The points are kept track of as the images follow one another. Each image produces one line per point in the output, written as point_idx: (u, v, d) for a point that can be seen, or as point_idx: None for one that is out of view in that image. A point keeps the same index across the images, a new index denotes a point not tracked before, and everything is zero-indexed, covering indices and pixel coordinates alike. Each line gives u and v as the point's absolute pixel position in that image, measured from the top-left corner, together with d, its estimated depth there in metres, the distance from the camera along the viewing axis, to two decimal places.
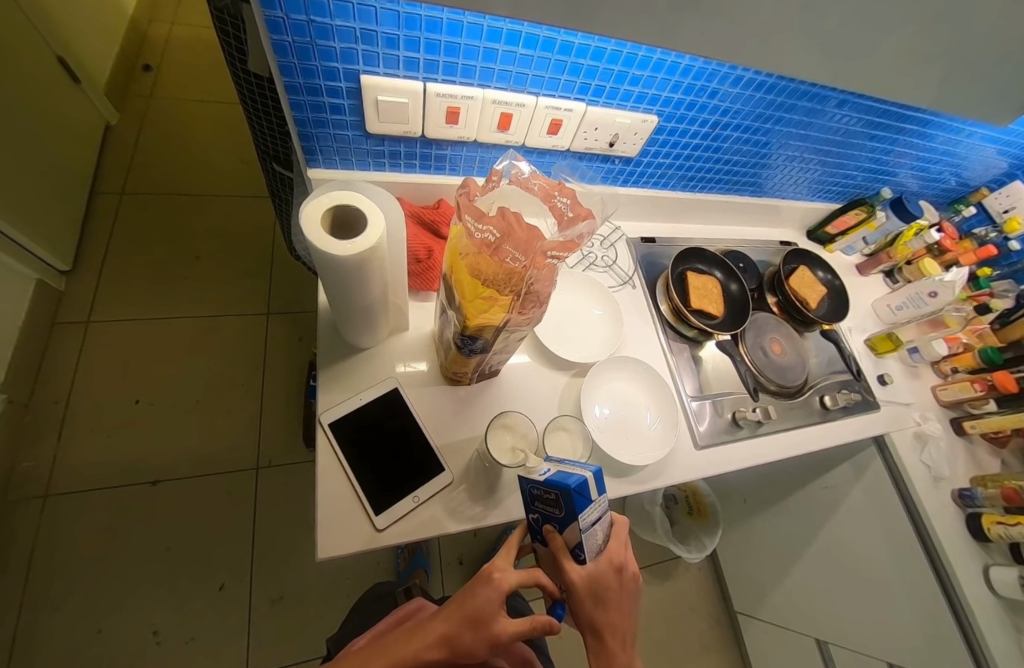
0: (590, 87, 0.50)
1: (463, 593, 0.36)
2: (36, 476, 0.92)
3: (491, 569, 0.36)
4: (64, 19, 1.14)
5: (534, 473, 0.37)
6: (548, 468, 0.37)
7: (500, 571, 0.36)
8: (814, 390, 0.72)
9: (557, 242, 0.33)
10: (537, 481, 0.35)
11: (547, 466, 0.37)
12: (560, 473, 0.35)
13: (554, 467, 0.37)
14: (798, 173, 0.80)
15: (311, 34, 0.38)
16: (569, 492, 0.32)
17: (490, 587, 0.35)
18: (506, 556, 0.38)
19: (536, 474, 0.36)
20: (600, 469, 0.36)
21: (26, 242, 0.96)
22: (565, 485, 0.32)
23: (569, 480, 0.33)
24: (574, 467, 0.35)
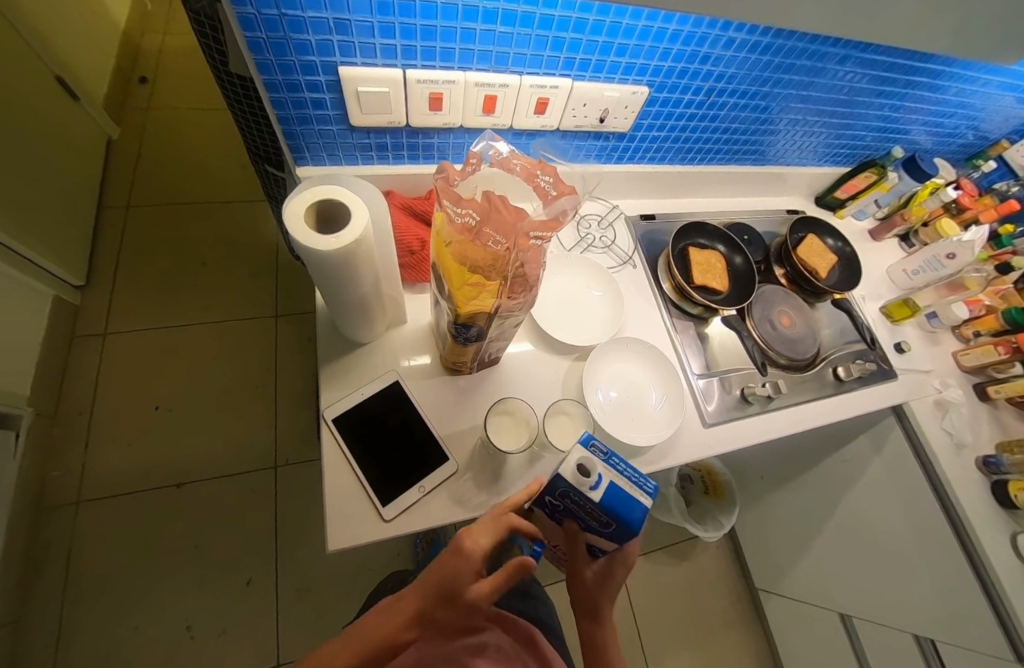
0: (574, 61, 0.48)
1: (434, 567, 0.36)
2: (67, 484, 0.96)
3: (465, 538, 0.35)
4: (58, 37, 1.16)
5: (587, 487, 0.29)
6: (599, 474, 0.30)
7: (474, 542, 0.35)
8: (826, 362, 0.70)
9: (540, 221, 0.31)
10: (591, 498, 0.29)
11: (600, 473, 0.30)
12: (622, 496, 0.30)
13: (612, 482, 0.30)
14: (804, 137, 0.76)
15: (284, 28, 0.37)
16: (628, 524, 0.31)
17: (463, 559, 0.34)
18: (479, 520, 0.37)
19: (592, 492, 0.29)
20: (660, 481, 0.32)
21: (41, 260, 0.99)
22: (634, 527, 0.30)
23: (636, 519, 0.30)
24: (640, 491, 0.30)
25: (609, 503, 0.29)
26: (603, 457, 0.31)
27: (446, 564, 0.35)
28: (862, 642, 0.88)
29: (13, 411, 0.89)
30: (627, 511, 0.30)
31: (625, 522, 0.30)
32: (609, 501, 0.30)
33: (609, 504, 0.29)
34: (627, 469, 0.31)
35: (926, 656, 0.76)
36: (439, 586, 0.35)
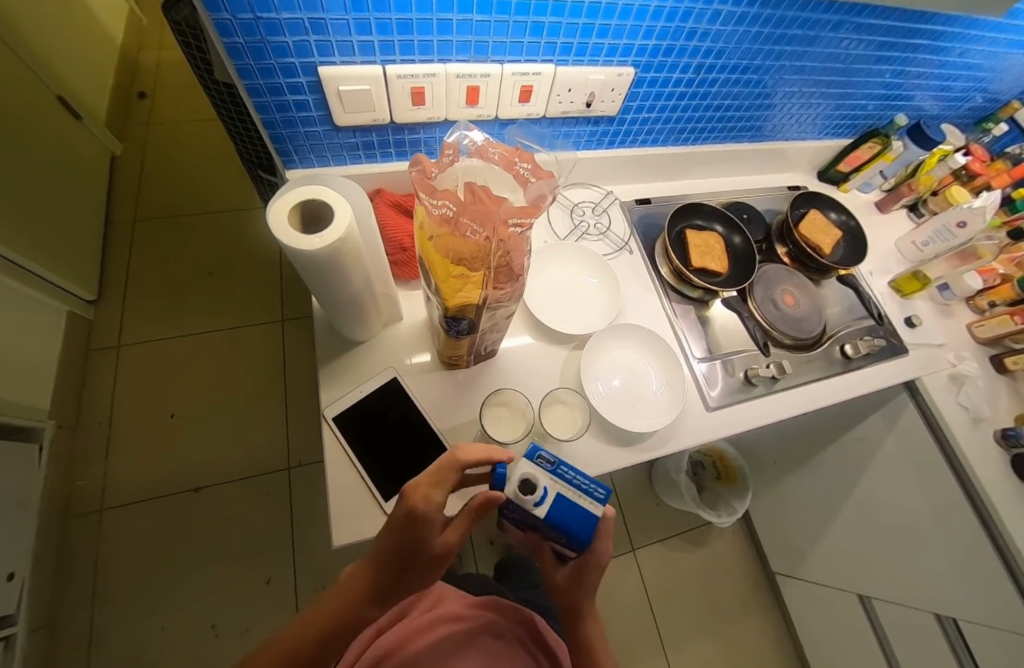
0: (556, 46, 0.47)
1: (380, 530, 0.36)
2: (92, 492, 1.00)
3: (411, 499, 0.34)
4: (58, 58, 1.18)
5: (533, 504, 0.33)
6: (543, 488, 0.33)
7: (425, 501, 0.34)
8: (832, 340, 0.69)
9: (519, 207, 0.30)
10: (537, 514, 0.33)
11: (544, 487, 0.33)
12: (566, 507, 0.33)
13: (556, 494, 0.33)
14: (802, 110, 0.74)
15: (261, 32, 0.37)
16: (576, 534, 0.34)
17: (417, 521, 0.34)
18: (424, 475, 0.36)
19: (537, 508, 0.33)
20: (608, 486, 0.35)
21: (53, 277, 1.02)
22: (581, 540, 0.34)
23: (582, 532, 0.34)
24: (584, 500, 0.33)
25: (555, 515, 0.33)
26: (549, 467, 0.34)
27: (395, 527, 0.34)
28: (882, 623, 0.87)
29: (35, 425, 0.92)
30: (573, 519, 0.33)
31: (573, 530, 0.34)
32: (554, 514, 0.33)
33: (554, 516, 0.33)
34: (573, 478, 0.34)
35: (947, 635, 0.74)
36: (391, 549, 0.35)
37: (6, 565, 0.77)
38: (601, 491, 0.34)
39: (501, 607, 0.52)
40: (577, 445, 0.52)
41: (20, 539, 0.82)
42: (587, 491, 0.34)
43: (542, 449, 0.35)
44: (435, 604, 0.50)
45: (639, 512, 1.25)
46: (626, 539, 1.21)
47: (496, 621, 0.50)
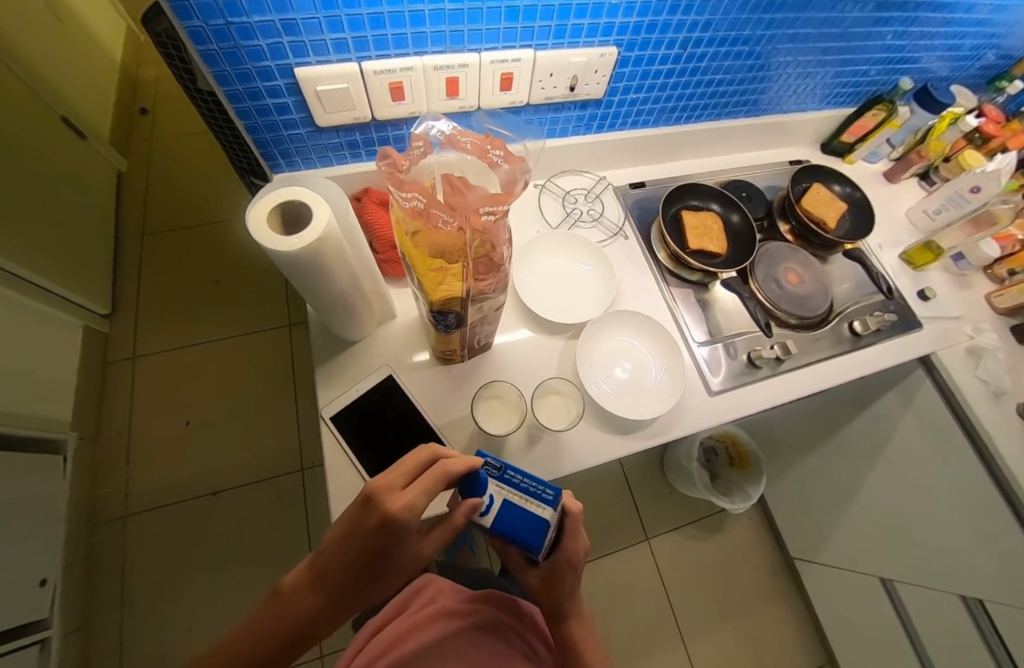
0: (533, 30, 0.46)
1: (342, 535, 0.31)
2: (116, 498, 1.04)
3: (389, 505, 0.30)
4: (60, 80, 1.21)
5: (478, 512, 0.33)
6: (490, 495, 0.33)
7: (408, 509, 0.30)
8: (840, 317, 0.67)
9: (489, 195, 0.30)
10: (485, 521, 0.33)
11: (490, 493, 0.33)
12: (511, 513, 0.32)
13: (500, 500, 0.32)
14: (801, 80, 0.71)
15: (233, 37, 0.37)
16: (530, 541, 0.32)
17: (396, 531, 0.30)
18: (400, 476, 0.32)
19: (482, 514, 0.33)
20: (557, 487, 0.33)
21: (66, 294, 1.05)
22: (533, 549, 0.32)
23: (534, 540, 0.32)
24: (531, 504, 0.32)
25: (502, 522, 0.32)
26: (496, 473, 0.34)
27: (366, 535, 0.30)
28: (905, 606, 0.84)
29: (58, 437, 0.95)
30: (519, 525, 0.32)
31: (522, 536, 0.32)
32: (501, 520, 0.33)
33: (501, 523, 0.33)
34: (519, 482, 0.33)
35: (974, 618, 0.71)
36: (358, 557, 0.31)
37: (37, 572, 0.81)
38: (550, 492, 0.33)
39: (498, 602, 0.51)
40: (574, 434, 0.52)
41: (50, 547, 0.86)
42: (535, 494, 0.33)
43: (488, 456, 0.34)
44: (433, 600, 0.50)
45: (652, 501, 1.24)
46: (639, 528, 1.21)
47: (494, 616, 0.49)
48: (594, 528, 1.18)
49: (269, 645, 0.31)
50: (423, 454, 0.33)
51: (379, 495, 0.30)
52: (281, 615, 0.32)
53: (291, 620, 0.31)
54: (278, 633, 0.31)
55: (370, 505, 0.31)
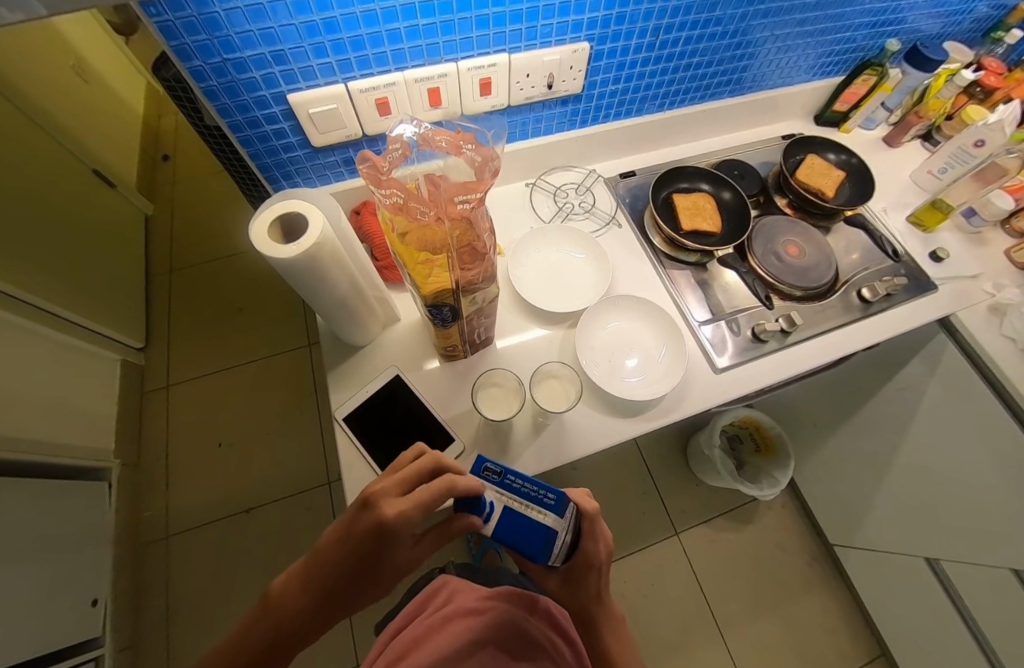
0: (505, 35, 0.48)
1: (337, 536, 0.34)
2: (159, 521, 1.10)
3: (382, 509, 0.32)
4: (87, 134, 1.31)
5: (478, 521, 0.34)
6: (491, 502, 0.34)
7: (403, 517, 0.32)
8: (848, 286, 0.65)
9: (462, 185, 0.34)
10: (487, 529, 0.34)
11: (489, 501, 0.34)
12: (513, 519, 0.34)
13: (500, 508, 0.34)
14: (784, 55, 0.71)
15: (230, 72, 0.41)
16: (536, 547, 0.33)
17: (388, 536, 0.32)
18: (398, 483, 0.34)
19: (484, 523, 0.34)
20: (559, 490, 0.34)
21: (104, 330, 1.13)
22: (537, 559, 0.34)
23: (539, 552, 0.33)
24: (533, 510, 0.33)
25: (502, 529, 0.34)
26: (497, 479, 0.35)
27: (363, 535, 0.33)
28: (955, 586, 0.79)
29: (102, 464, 1.02)
30: (522, 531, 0.33)
31: (526, 544, 0.33)
32: (502, 527, 0.34)
33: (501, 530, 0.34)
34: (517, 486, 0.35)
35: None
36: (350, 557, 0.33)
37: (88, 592, 0.86)
38: (552, 497, 0.34)
39: (514, 597, 0.51)
40: (575, 416, 0.53)
41: (99, 568, 0.91)
42: (537, 500, 0.34)
43: (491, 461, 0.36)
44: (448, 600, 0.51)
45: (679, 494, 1.22)
46: (667, 522, 1.18)
47: (507, 612, 0.49)
48: (621, 525, 1.16)
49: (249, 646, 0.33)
50: (430, 465, 0.36)
51: (376, 499, 0.33)
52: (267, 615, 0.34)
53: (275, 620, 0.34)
54: (263, 632, 0.33)
55: (367, 508, 0.33)
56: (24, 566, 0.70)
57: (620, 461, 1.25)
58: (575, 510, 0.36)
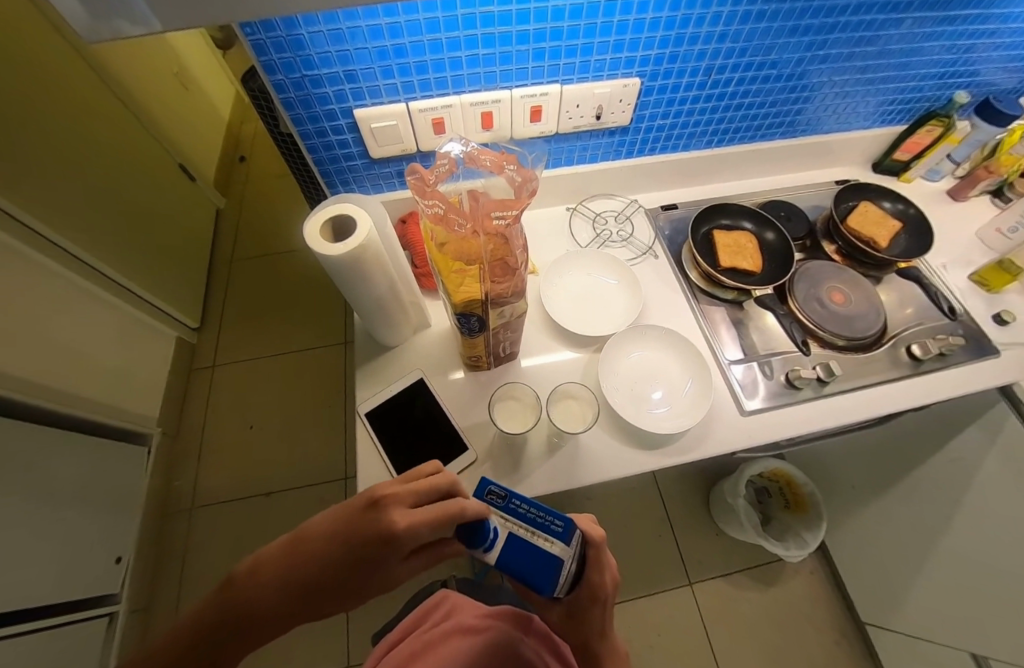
0: (559, 67, 0.51)
1: (336, 535, 0.34)
2: (185, 492, 1.16)
3: (391, 518, 0.34)
4: (178, 132, 1.47)
5: (481, 547, 0.33)
6: (495, 527, 0.33)
7: (411, 530, 0.33)
8: (897, 340, 0.61)
9: (498, 202, 0.37)
10: (489, 556, 0.33)
11: (494, 526, 0.33)
12: (518, 546, 0.32)
13: (505, 534, 0.33)
14: (842, 101, 0.70)
15: (308, 87, 0.46)
16: (542, 578, 0.32)
17: (394, 545, 0.33)
18: (412, 494, 0.35)
19: (488, 549, 0.33)
20: (566, 517, 0.33)
21: (165, 307, 1.24)
22: (544, 590, 0.32)
23: (546, 583, 0.32)
24: (540, 539, 0.32)
25: (505, 556, 0.32)
26: (501, 502, 0.35)
27: (367, 539, 0.33)
28: None
29: (144, 430, 1.09)
30: (528, 559, 0.32)
31: (532, 575, 0.32)
32: (507, 554, 0.33)
33: (505, 558, 0.32)
34: (525, 512, 0.34)
35: None
36: (338, 551, 0.34)
37: (115, 549, 0.92)
38: (559, 524, 0.33)
39: (513, 618, 0.50)
40: (590, 440, 0.53)
41: (129, 528, 0.97)
42: (544, 527, 0.33)
43: (495, 484, 0.36)
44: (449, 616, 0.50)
45: (697, 542, 1.14)
46: (681, 570, 1.11)
47: (506, 633, 0.48)
48: (630, 566, 1.11)
49: (210, 630, 0.32)
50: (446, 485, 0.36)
51: (388, 505, 0.34)
52: (232, 604, 0.33)
53: (243, 608, 0.33)
54: (226, 620, 0.32)
55: (378, 512, 0.34)
56: (59, 515, 0.76)
57: (637, 497, 1.19)
58: (581, 537, 0.36)
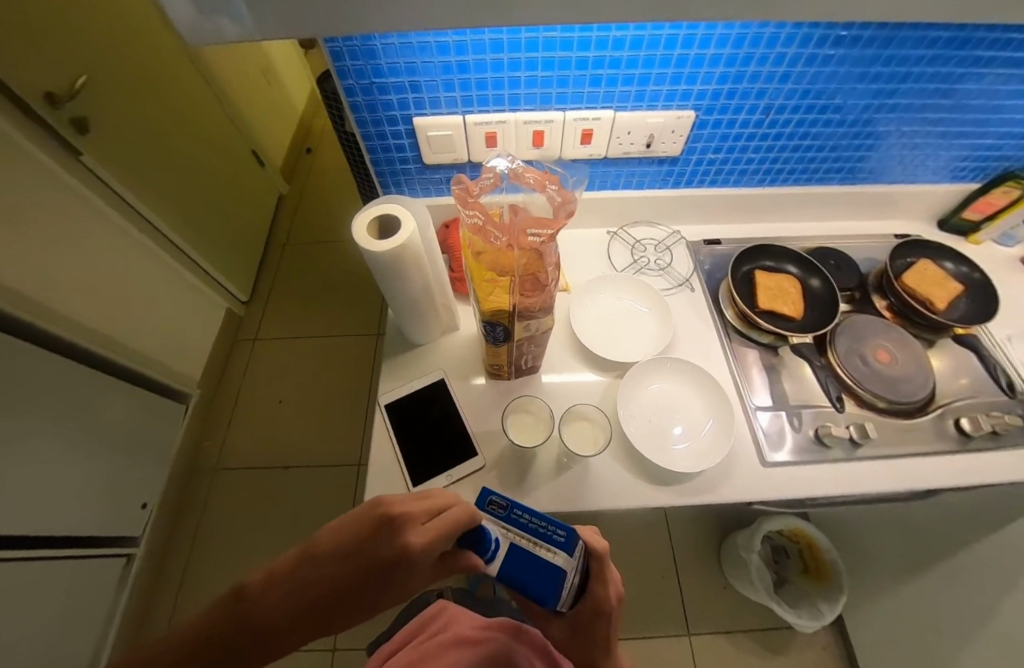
0: (614, 94, 0.52)
1: (348, 549, 0.34)
2: (209, 453, 1.23)
3: (406, 537, 0.33)
4: (257, 121, 1.59)
5: (483, 560, 0.33)
6: (496, 540, 0.33)
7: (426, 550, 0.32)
8: (943, 410, 0.57)
9: (535, 220, 0.37)
10: (491, 569, 0.33)
11: (495, 538, 0.33)
12: (519, 557, 0.33)
13: (505, 545, 0.33)
14: (910, 152, 0.67)
15: (375, 93, 0.49)
16: (547, 589, 0.32)
17: (408, 564, 0.32)
18: (426, 512, 0.34)
19: (490, 562, 0.33)
20: (569, 527, 0.34)
21: (219, 278, 1.33)
22: (549, 602, 0.32)
23: (551, 595, 0.32)
24: (541, 549, 0.32)
25: (506, 569, 0.33)
26: (502, 513, 0.35)
27: (381, 555, 0.33)
28: None
29: (183, 390, 1.18)
30: (530, 570, 0.32)
31: (534, 586, 0.32)
32: (508, 566, 0.33)
33: (507, 570, 0.33)
34: (525, 521, 0.34)
35: None
36: (356, 572, 0.33)
37: (140, 497, 0.99)
38: (562, 533, 0.33)
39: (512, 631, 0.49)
40: (599, 465, 0.52)
41: (156, 478, 1.05)
42: (546, 537, 0.33)
43: (497, 495, 0.36)
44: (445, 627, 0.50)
45: (702, 592, 1.09)
46: (681, 618, 1.06)
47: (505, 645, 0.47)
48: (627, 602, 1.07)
49: (219, 638, 0.31)
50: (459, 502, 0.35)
51: (402, 521, 0.34)
52: (238, 613, 0.32)
53: (252, 618, 0.32)
54: (238, 632, 0.31)
55: (391, 528, 0.34)
56: None
57: (644, 532, 1.15)
58: (583, 549, 0.36)
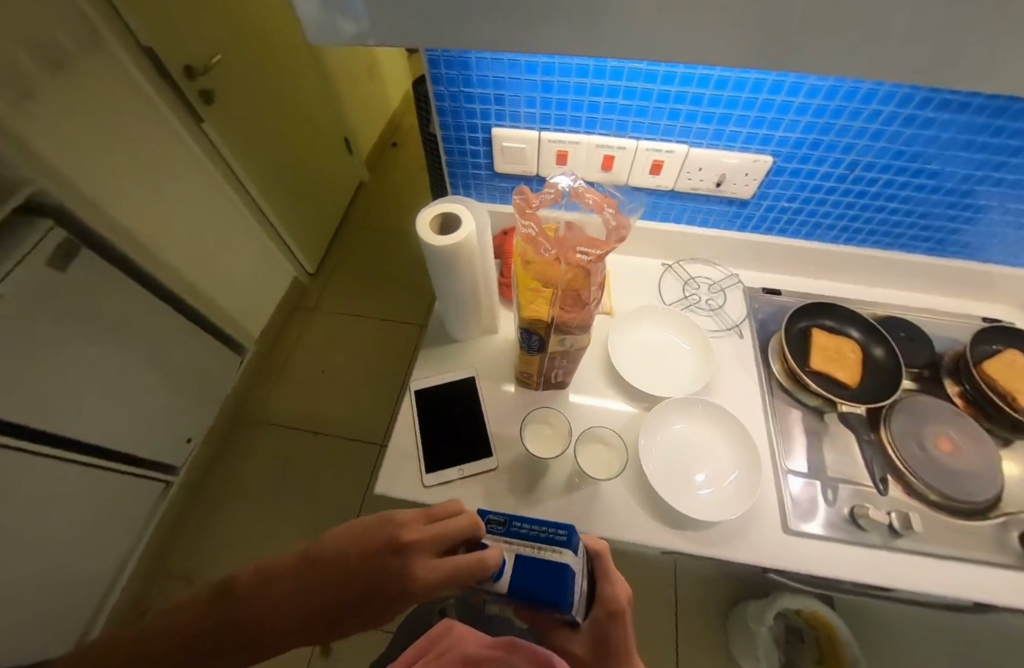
0: (692, 129, 0.53)
1: (350, 563, 0.36)
2: (252, 404, 1.34)
3: (411, 566, 0.34)
4: (353, 113, 1.73)
5: (491, 579, 0.33)
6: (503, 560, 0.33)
7: (426, 584, 0.33)
8: (1008, 519, 0.51)
9: (587, 240, 0.38)
10: (501, 588, 0.32)
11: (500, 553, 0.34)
12: (526, 565, 0.33)
13: (511, 557, 0.33)
14: (1016, 231, 0.61)
15: (461, 100, 0.53)
16: (561, 590, 0.31)
17: (408, 593, 0.33)
18: (432, 543, 0.35)
19: (498, 580, 0.32)
20: (569, 526, 0.35)
21: (292, 248, 1.46)
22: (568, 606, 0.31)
23: (567, 595, 0.31)
24: (546, 550, 0.33)
25: (516, 581, 0.32)
26: (501, 530, 0.36)
27: (384, 579, 0.34)
28: None
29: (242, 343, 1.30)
30: (540, 575, 0.32)
31: (546, 589, 0.32)
32: (517, 580, 0.32)
33: (516, 582, 0.32)
34: (526, 530, 0.35)
35: None
36: (351, 581, 0.35)
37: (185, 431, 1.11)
38: (563, 532, 0.35)
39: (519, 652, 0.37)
40: (609, 491, 0.52)
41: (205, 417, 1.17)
42: (549, 539, 0.34)
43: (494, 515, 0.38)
44: (451, 648, 0.39)
45: (698, 659, 1.02)
46: None
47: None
48: None
49: (224, 631, 0.34)
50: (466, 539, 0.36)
51: (409, 549, 0.35)
52: (243, 602, 0.35)
53: (256, 612, 0.35)
54: (242, 624, 0.34)
55: (398, 554, 0.35)
56: None
57: (649, 580, 1.10)
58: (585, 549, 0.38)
